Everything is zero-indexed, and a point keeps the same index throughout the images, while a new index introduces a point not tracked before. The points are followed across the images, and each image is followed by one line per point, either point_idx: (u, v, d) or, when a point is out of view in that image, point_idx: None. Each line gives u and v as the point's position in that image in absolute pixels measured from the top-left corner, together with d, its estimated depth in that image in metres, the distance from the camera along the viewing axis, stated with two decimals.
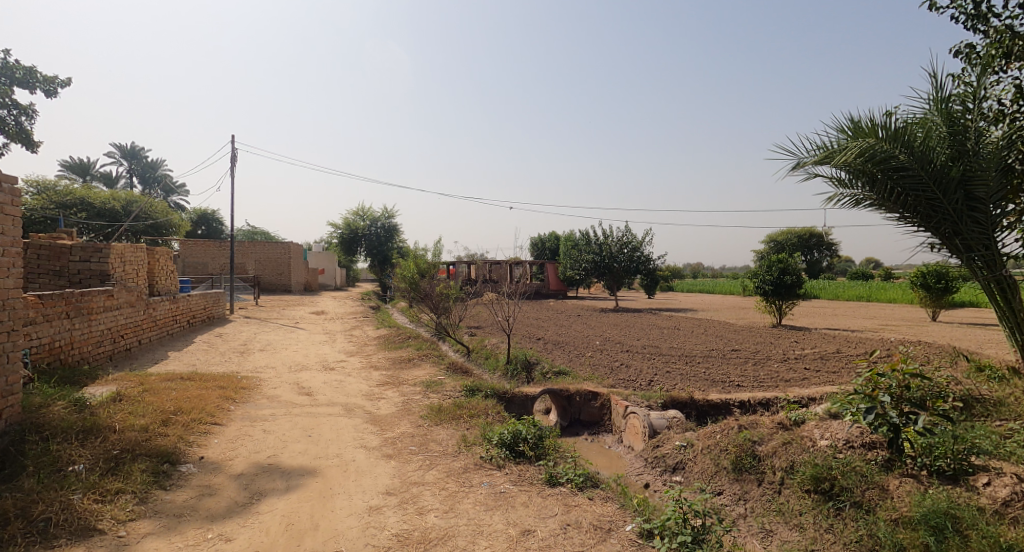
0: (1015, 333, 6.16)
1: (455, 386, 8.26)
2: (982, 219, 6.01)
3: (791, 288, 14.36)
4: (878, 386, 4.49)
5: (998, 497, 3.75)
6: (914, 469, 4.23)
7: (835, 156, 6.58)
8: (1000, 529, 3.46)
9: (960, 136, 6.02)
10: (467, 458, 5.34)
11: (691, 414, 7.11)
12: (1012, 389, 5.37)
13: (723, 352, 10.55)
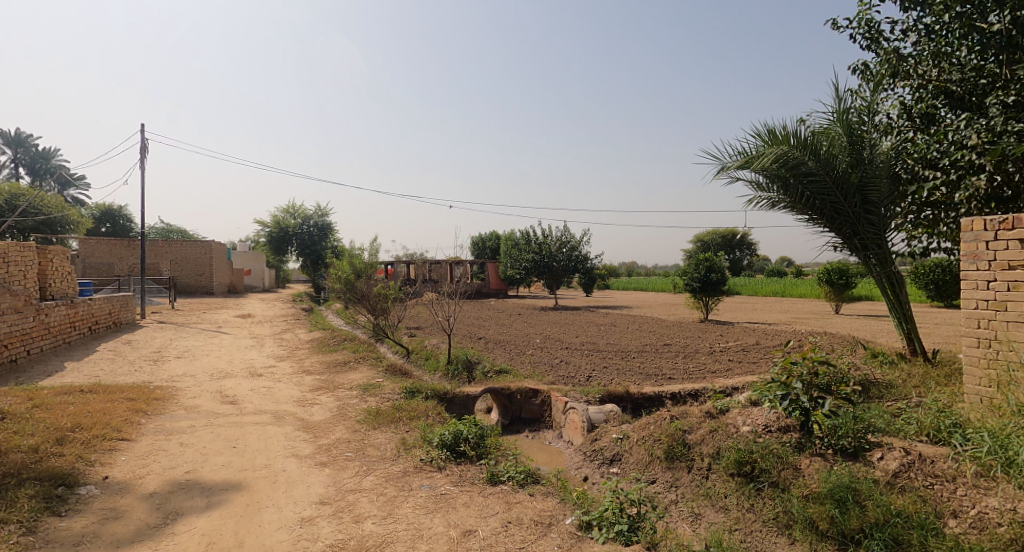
0: (902, 323, 6.86)
1: (395, 388, 8.21)
2: (876, 222, 6.78)
3: (717, 284, 15.16)
4: (792, 373, 5.00)
5: (889, 469, 4.12)
6: (822, 448, 4.59)
7: (754, 161, 7.11)
8: (891, 498, 3.83)
9: (858, 146, 6.74)
10: (406, 462, 5.36)
11: (627, 407, 7.42)
12: (901, 374, 6.06)
13: (657, 346, 11.07)
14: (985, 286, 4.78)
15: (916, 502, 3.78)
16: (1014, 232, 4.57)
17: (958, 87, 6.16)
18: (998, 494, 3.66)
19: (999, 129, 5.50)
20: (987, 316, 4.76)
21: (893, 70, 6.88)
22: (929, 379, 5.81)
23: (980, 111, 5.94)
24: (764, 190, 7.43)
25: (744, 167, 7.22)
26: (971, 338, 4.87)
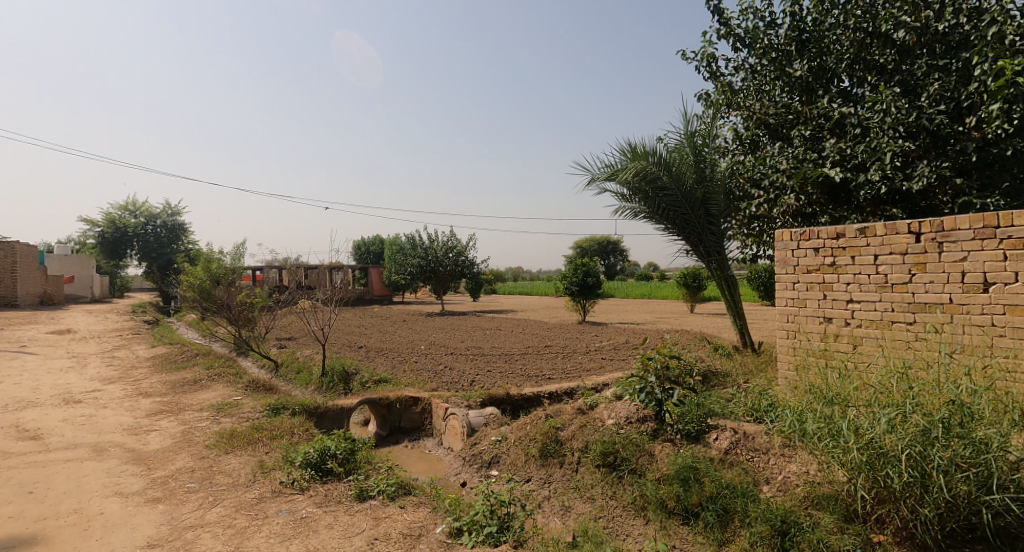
0: (736, 320, 7.82)
1: (254, 406, 7.62)
2: (717, 233, 7.82)
3: (594, 288, 16.05)
4: (647, 367, 5.40)
5: (722, 447, 4.68)
6: (672, 434, 5.08)
7: (618, 174, 7.84)
8: (723, 473, 4.31)
9: (701, 165, 7.74)
10: (262, 487, 4.98)
11: (507, 409, 7.51)
12: (735, 364, 6.94)
13: (538, 348, 11.50)
14: (792, 285, 5.56)
15: (741, 475, 4.28)
16: (811, 242, 5.40)
17: (772, 119, 7.34)
18: (797, 460, 4.25)
19: (802, 157, 6.63)
20: (792, 311, 5.55)
21: (727, 101, 7.95)
22: (753, 365, 6.79)
23: (790, 142, 7.13)
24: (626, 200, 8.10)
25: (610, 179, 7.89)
26: (783, 331, 5.61)
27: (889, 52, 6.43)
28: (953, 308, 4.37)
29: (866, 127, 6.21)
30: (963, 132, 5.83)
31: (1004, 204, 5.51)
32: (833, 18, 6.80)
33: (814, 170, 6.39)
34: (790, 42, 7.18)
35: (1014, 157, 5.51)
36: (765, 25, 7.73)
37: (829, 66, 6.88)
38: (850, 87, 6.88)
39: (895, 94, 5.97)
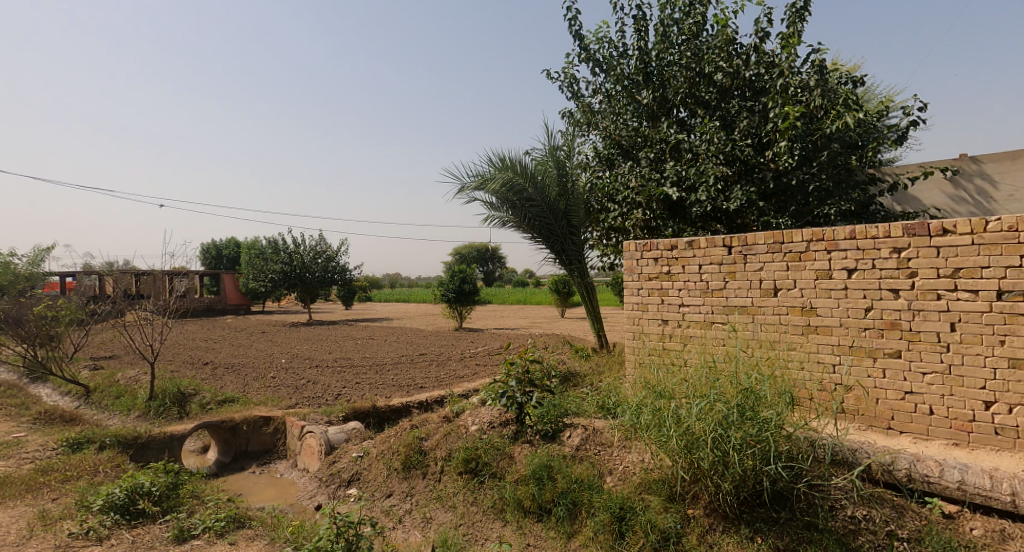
0: (595, 324, 8.36)
1: (43, 445, 6.40)
2: (577, 241, 8.37)
3: (470, 294, 15.98)
4: (511, 371, 5.49)
5: (574, 444, 4.75)
6: (530, 435, 5.12)
7: (487, 184, 8.08)
8: (575, 469, 4.34)
9: (564, 179, 8.22)
10: (42, 545, 4.05)
11: (372, 422, 7.21)
12: (593, 365, 7.27)
13: (411, 357, 11.25)
14: (636, 291, 6.05)
15: (589, 469, 4.35)
16: (652, 252, 5.92)
17: (624, 140, 8.01)
18: (636, 450, 4.41)
19: (648, 176, 7.36)
20: (636, 315, 6.05)
21: (586, 120, 8.56)
22: (606, 364, 7.25)
23: (637, 162, 7.86)
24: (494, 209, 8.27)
25: (479, 188, 8.06)
26: (630, 332, 6.11)
27: (711, 91, 7.40)
28: (756, 308, 5.11)
29: (696, 153, 7.15)
30: (764, 163, 6.90)
31: (790, 224, 6.69)
32: (671, 54, 7.72)
33: (657, 188, 7.13)
34: (637, 72, 7.96)
35: (797, 186, 6.71)
36: (617, 54, 8.42)
37: (669, 97, 7.71)
38: (685, 117, 7.76)
39: (714, 127, 7.00)
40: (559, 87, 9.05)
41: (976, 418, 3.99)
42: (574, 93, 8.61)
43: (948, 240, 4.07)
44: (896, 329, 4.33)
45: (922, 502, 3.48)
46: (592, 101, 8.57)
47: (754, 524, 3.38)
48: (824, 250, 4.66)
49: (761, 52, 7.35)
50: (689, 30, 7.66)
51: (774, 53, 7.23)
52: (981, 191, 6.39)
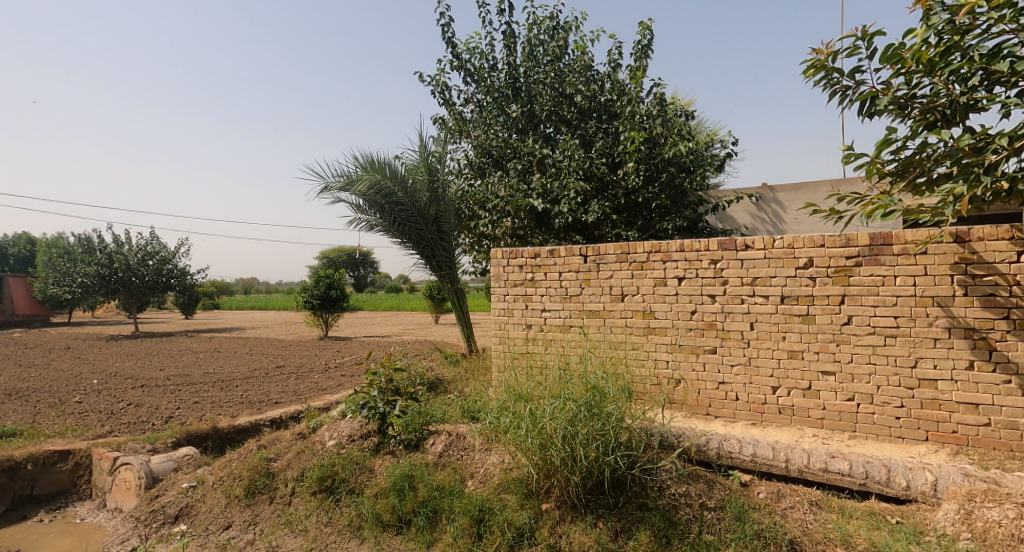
0: (465, 328, 8.43)
1: None
2: (448, 248, 8.31)
3: (337, 301, 14.62)
4: (372, 382, 5.02)
5: (438, 451, 4.62)
6: (395, 445, 4.83)
7: (353, 185, 7.71)
8: (437, 477, 4.24)
9: (434, 185, 8.15)
10: None
11: (211, 447, 5.95)
12: (462, 371, 7.00)
13: (265, 372, 10.16)
14: (502, 297, 6.16)
15: (451, 474, 4.29)
16: (519, 258, 6.07)
17: (494, 150, 8.29)
18: (495, 451, 4.41)
19: (515, 188, 7.67)
20: (501, 321, 6.18)
21: (458, 128, 8.68)
22: (472, 372, 7.10)
23: (506, 172, 8.16)
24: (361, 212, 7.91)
25: (344, 189, 7.68)
26: (496, 339, 6.20)
27: (573, 110, 8.08)
28: (606, 312, 5.56)
29: (559, 168, 7.57)
30: (615, 180, 7.52)
31: (637, 237, 7.37)
32: (538, 73, 8.26)
33: (525, 200, 7.39)
34: (507, 87, 8.37)
35: (642, 204, 7.44)
36: (488, 66, 8.71)
37: (536, 113, 8.19)
38: (551, 132, 8.28)
39: (575, 144, 7.50)
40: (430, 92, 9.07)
41: (767, 401, 4.84)
42: (445, 101, 8.70)
43: (751, 253, 4.85)
44: (713, 329, 5.03)
45: (727, 475, 4.10)
46: (463, 110, 8.74)
47: (597, 510, 3.67)
48: (660, 260, 5.25)
49: (614, 80, 8.12)
50: (554, 52, 8.30)
51: (624, 82, 8.02)
52: (776, 215, 7.68)
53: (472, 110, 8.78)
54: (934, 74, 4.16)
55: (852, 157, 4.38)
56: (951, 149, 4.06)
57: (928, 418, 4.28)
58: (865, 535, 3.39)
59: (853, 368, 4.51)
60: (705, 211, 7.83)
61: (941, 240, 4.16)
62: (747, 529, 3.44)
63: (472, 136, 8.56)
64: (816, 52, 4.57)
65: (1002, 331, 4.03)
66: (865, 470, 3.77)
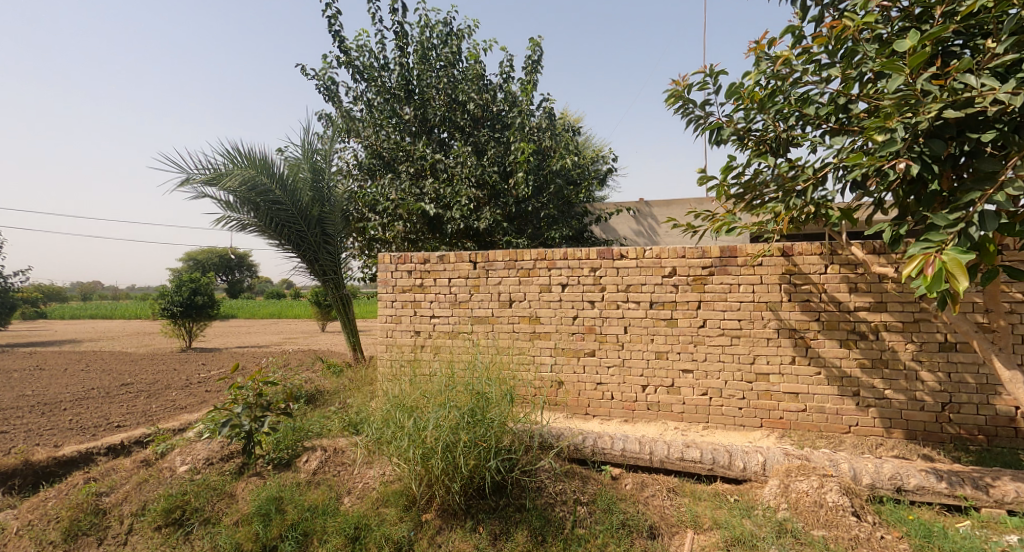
0: (351, 337, 7.16)
1: None
2: (333, 251, 7.08)
3: (206, 308, 10.64)
4: (236, 397, 4.27)
5: (311, 469, 4.12)
6: (262, 465, 4.19)
7: (219, 178, 6.29)
8: (309, 496, 3.79)
9: (319, 184, 6.94)
10: None
11: (16, 487, 4.14)
12: (348, 379, 5.98)
13: (104, 384, 7.03)
14: (390, 303, 6.15)
15: (325, 492, 3.86)
16: (407, 263, 6.06)
17: (385, 152, 8.25)
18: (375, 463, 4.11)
19: (407, 192, 7.69)
20: (389, 327, 6.16)
21: (346, 127, 8.51)
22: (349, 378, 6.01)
23: (397, 175, 8.15)
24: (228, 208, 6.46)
25: (208, 183, 6.28)
26: (382, 345, 6.18)
27: (466, 117, 8.31)
28: (494, 318, 5.77)
29: (451, 173, 7.77)
30: (507, 189, 7.86)
31: (528, 244, 7.77)
32: (431, 77, 8.29)
33: (415, 204, 7.52)
34: (399, 88, 8.31)
35: (532, 212, 7.92)
36: (378, 64, 8.51)
37: (429, 117, 8.28)
38: (444, 137, 8.43)
39: (467, 152, 7.73)
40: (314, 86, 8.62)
41: (638, 398, 5.36)
42: (333, 99, 8.49)
43: (624, 262, 5.36)
44: (591, 333, 5.47)
45: (600, 469, 4.36)
46: (352, 109, 8.57)
47: (477, 515, 3.63)
48: (545, 268, 5.59)
49: (506, 91, 8.46)
50: (447, 57, 8.34)
51: (515, 94, 8.37)
52: (650, 229, 8.29)
53: (362, 109, 8.61)
54: (764, 113, 4.29)
55: (704, 181, 4.64)
56: (776, 178, 4.36)
57: (763, 407, 5.01)
58: (708, 513, 3.73)
59: (706, 366, 5.15)
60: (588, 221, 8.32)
61: (772, 254, 4.93)
62: (613, 520, 3.59)
63: (360, 135, 8.49)
64: (673, 82, 4.50)
65: (815, 331, 4.86)
66: (712, 457, 4.17)
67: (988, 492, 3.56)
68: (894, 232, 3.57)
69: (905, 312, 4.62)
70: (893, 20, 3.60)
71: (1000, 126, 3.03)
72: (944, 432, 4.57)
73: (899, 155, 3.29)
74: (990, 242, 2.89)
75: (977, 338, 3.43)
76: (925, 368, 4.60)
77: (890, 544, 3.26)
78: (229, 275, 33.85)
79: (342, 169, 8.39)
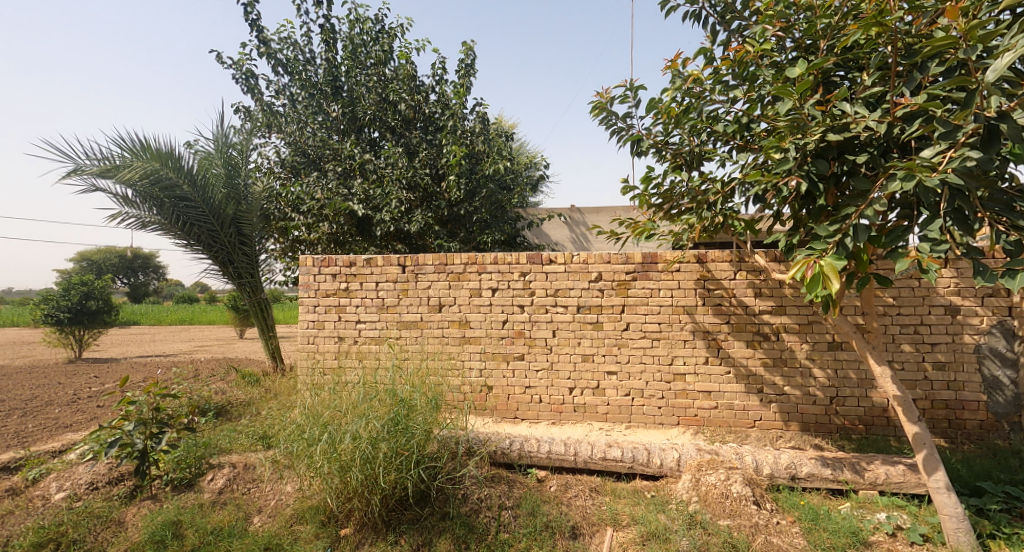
0: (270, 342, 6.81)
1: None
2: (249, 252, 6.70)
3: (99, 314, 9.61)
4: (128, 413, 3.90)
5: (216, 488, 3.92)
6: (158, 487, 3.94)
7: (117, 171, 5.80)
8: (213, 518, 3.61)
9: (234, 181, 6.54)
10: None
11: None
12: (262, 388, 5.72)
13: None
14: (312, 308, 5.90)
15: (231, 513, 3.69)
16: (331, 267, 5.85)
17: (311, 150, 7.99)
18: (290, 478, 3.96)
19: (334, 192, 7.43)
20: (310, 334, 5.91)
21: (267, 121, 8.16)
22: (261, 387, 5.76)
23: (323, 173, 7.90)
24: (126, 203, 5.99)
25: (104, 175, 5.80)
26: (304, 351, 5.93)
27: (397, 117, 8.17)
28: (423, 322, 5.72)
29: (381, 174, 7.60)
30: (440, 192, 7.81)
31: (459, 247, 7.73)
32: (361, 75, 8.11)
33: (343, 204, 7.28)
34: (326, 84, 8.07)
35: (465, 216, 7.89)
36: (303, 58, 8.20)
37: (359, 115, 8.11)
38: (375, 136, 8.27)
39: (397, 153, 7.60)
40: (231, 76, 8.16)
41: (565, 401, 5.49)
42: (252, 91, 8.11)
43: (553, 267, 5.48)
44: (521, 337, 5.55)
45: (526, 472, 4.40)
46: (274, 103, 8.22)
47: (399, 527, 3.57)
48: (476, 272, 5.61)
49: (439, 94, 8.39)
50: (377, 55, 8.18)
51: (447, 96, 8.31)
52: (583, 237, 8.68)
53: (285, 104, 8.29)
54: (681, 128, 4.51)
55: (626, 190, 4.81)
56: (690, 191, 4.55)
57: (680, 405, 5.27)
58: (627, 510, 3.87)
59: (629, 367, 5.36)
60: (522, 227, 8.42)
61: (688, 260, 5.22)
62: (537, 522, 3.65)
63: (283, 129, 8.16)
64: (596, 95, 4.59)
65: (725, 333, 5.19)
66: (632, 455, 4.33)
67: (864, 476, 3.95)
68: (787, 241, 3.90)
69: (801, 315, 5.04)
70: (787, 48, 3.91)
71: (871, 150, 3.39)
72: (832, 423, 5.01)
73: (791, 172, 3.60)
74: (863, 251, 3.24)
75: (855, 337, 3.80)
76: (817, 365, 5.03)
77: (784, 528, 3.53)
78: (130, 277, 31.00)
79: (261, 165, 8.00)
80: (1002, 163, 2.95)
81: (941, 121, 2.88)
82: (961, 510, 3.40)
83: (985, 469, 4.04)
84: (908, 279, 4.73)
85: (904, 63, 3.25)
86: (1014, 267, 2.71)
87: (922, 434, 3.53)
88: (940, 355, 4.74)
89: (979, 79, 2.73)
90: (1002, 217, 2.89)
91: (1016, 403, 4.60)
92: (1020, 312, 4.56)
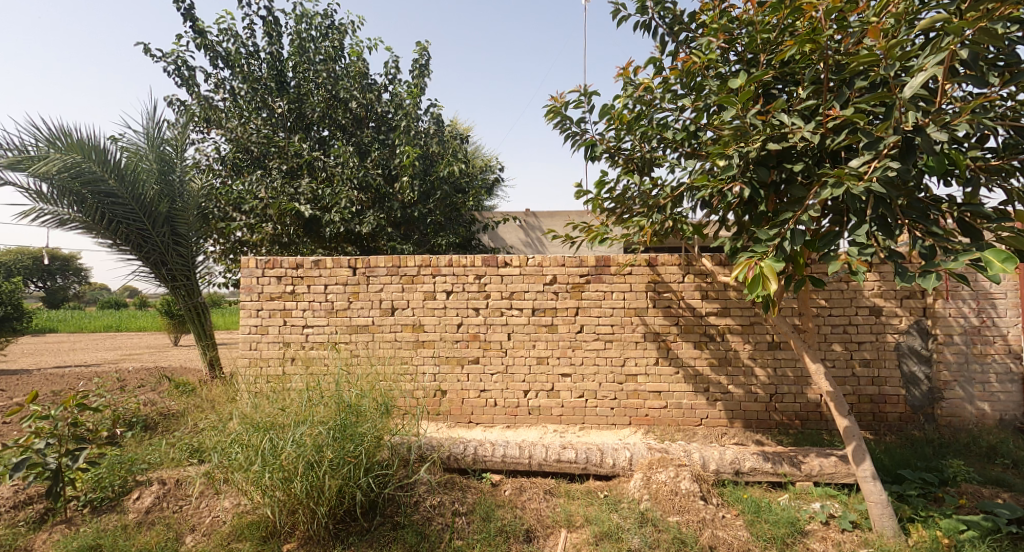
0: (208, 351, 6.43)
1: None
2: (185, 253, 6.34)
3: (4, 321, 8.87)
4: (40, 431, 3.64)
5: (142, 507, 3.69)
6: (74, 510, 3.68)
7: (31, 163, 5.38)
8: (137, 539, 3.38)
9: (167, 176, 6.21)
10: None
11: None
12: (195, 398, 5.41)
13: None
14: (254, 312, 5.65)
15: (160, 533, 3.46)
16: (275, 270, 5.61)
17: (254, 147, 7.66)
18: (227, 495, 3.75)
19: (280, 190, 7.18)
20: (253, 339, 5.66)
21: (205, 116, 7.78)
22: (193, 397, 5.45)
23: (267, 172, 7.64)
24: (41, 199, 5.57)
25: (15, 168, 5.39)
26: (245, 358, 5.66)
27: (348, 116, 7.96)
28: (375, 327, 5.57)
29: (330, 174, 7.40)
30: (393, 193, 7.64)
31: (413, 250, 7.60)
32: (309, 71, 7.89)
33: (289, 203, 7.00)
34: (271, 79, 7.81)
35: (418, 218, 7.72)
36: (245, 51, 7.88)
37: (306, 112, 7.88)
38: (324, 135, 8.05)
39: (348, 152, 7.41)
40: (163, 69, 7.72)
41: (519, 404, 5.47)
42: (188, 83, 7.73)
43: (509, 270, 5.46)
44: (475, 340, 5.50)
45: (479, 476, 4.33)
46: (212, 97, 7.85)
47: (347, 539, 3.44)
48: (430, 274, 5.53)
49: (392, 93, 8.24)
50: (327, 52, 7.97)
51: (400, 96, 8.17)
52: (538, 241, 8.69)
53: (224, 99, 7.94)
54: (632, 134, 4.56)
55: (580, 195, 4.84)
56: (640, 195, 4.61)
57: (632, 405, 5.35)
58: (582, 510, 3.86)
59: (582, 370, 5.40)
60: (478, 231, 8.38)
61: (640, 263, 5.31)
62: (491, 528, 3.57)
63: (219, 124, 7.81)
64: (550, 99, 4.60)
65: (674, 334, 5.30)
66: (586, 456, 4.35)
67: (801, 467, 4.11)
68: (731, 245, 4.01)
69: (743, 315, 5.22)
70: (731, 61, 4.02)
71: (806, 159, 3.54)
72: (771, 419, 5.21)
73: (734, 178, 3.68)
74: (799, 255, 3.36)
75: (793, 337, 3.94)
76: (758, 364, 5.22)
77: (729, 522, 3.63)
78: (47, 281, 28.63)
79: (199, 162, 7.62)
80: (917, 174, 3.12)
81: (864, 132, 3.07)
82: (885, 497, 3.57)
83: (907, 458, 4.29)
84: (839, 281, 4.98)
85: (834, 78, 3.44)
86: (929, 268, 2.84)
87: (851, 427, 3.71)
88: (867, 353, 4.99)
89: (897, 95, 2.91)
90: (918, 223, 3.07)
91: (931, 397, 4.93)
92: (934, 312, 4.92)
